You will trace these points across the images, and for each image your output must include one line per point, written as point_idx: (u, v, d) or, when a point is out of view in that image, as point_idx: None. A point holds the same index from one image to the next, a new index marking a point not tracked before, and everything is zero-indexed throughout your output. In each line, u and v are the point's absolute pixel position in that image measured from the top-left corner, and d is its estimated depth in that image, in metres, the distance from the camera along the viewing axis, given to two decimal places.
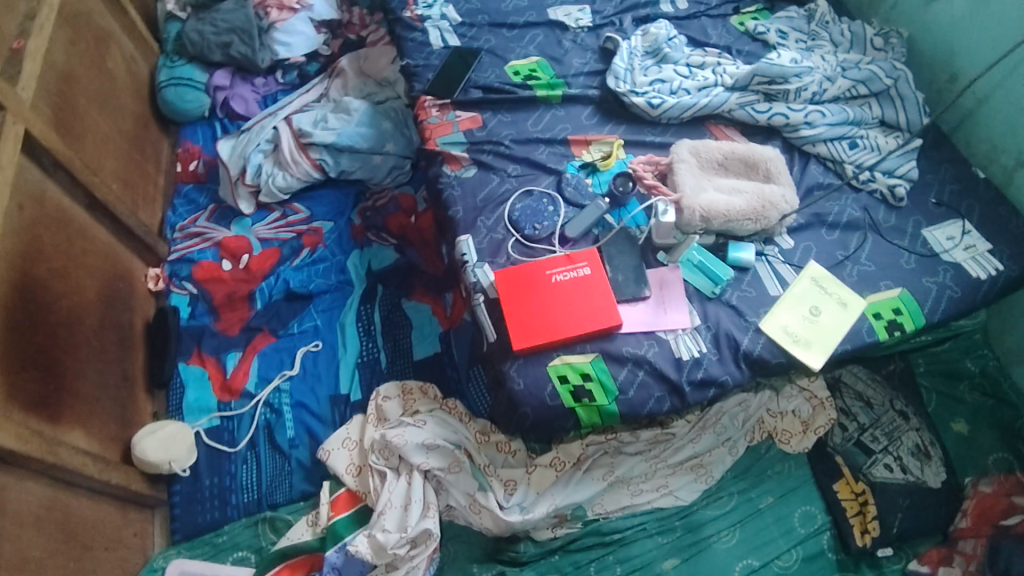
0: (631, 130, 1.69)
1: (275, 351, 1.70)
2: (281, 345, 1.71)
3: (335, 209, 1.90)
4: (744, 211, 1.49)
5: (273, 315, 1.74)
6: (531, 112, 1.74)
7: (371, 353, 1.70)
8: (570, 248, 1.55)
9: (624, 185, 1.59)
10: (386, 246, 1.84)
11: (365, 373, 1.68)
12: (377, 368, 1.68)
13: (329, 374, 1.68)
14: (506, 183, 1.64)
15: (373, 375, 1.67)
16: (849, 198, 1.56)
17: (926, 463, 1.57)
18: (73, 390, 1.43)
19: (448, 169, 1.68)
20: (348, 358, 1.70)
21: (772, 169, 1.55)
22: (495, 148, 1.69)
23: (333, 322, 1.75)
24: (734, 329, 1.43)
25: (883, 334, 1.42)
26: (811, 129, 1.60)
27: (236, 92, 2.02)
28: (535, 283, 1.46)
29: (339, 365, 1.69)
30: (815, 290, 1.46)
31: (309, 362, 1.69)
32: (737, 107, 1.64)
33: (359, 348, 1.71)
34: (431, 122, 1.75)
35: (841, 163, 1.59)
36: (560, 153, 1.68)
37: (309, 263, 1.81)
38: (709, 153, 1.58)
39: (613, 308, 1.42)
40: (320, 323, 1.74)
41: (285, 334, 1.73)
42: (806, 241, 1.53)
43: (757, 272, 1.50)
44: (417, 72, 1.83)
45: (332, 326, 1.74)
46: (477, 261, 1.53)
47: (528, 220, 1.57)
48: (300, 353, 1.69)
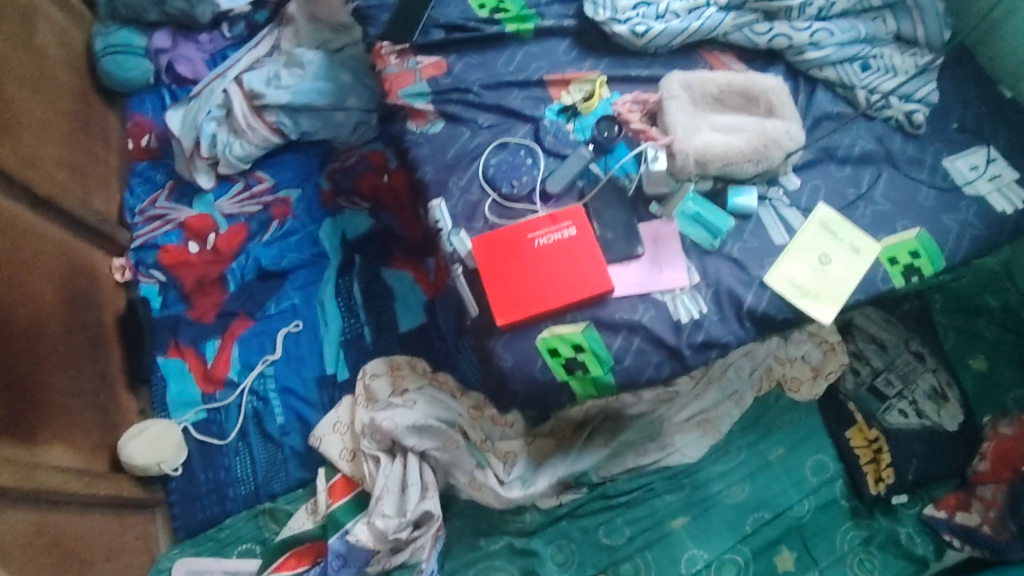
0: (615, 64, 1.52)
1: (253, 335, 1.71)
2: (259, 328, 1.71)
3: (301, 174, 1.86)
4: (743, 151, 1.33)
5: (247, 296, 1.75)
6: (500, 51, 1.57)
7: (354, 330, 1.67)
8: (553, 206, 1.40)
9: (609, 130, 1.42)
10: (360, 212, 1.80)
11: (353, 351, 1.65)
12: (363, 345, 1.65)
13: (312, 354, 1.67)
14: (478, 136, 1.49)
15: (363, 355, 1.64)
16: (858, 127, 1.43)
17: (943, 407, 1.55)
18: (48, 402, 1.47)
19: (412, 125, 1.52)
20: (332, 335, 1.67)
21: (772, 102, 1.38)
22: (463, 97, 1.52)
23: (311, 299, 1.72)
24: (737, 284, 1.31)
25: (899, 280, 1.31)
26: (817, 51, 1.45)
27: (178, 53, 1.98)
28: (519, 247, 1.33)
29: (322, 344, 1.67)
30: (824, 236, 1.33)
31: (291, 343, 1.68)
32: (733, 30, 1.48)
33: (341, 326, 1.68)
34: (391, 71, 1.59)
35: (851, 89, 1.45)
36: (537, 97, 1.51)
37: (279, 237, 1.79)
38: (703, 86, 1.40)
39: (604, 272, 1.30)
40: (298, 302, 1.72)
41: (262, 315, 1.73)
42: (814, 179, 1.39)
43: (761, 218, 1.36)
44: (371, 14, 1.66)
45: (309, 303, 1.72)
46: (452, 227, 1.40)
47: (505, 176, 1.42)
48: (281, 335, 1.68)
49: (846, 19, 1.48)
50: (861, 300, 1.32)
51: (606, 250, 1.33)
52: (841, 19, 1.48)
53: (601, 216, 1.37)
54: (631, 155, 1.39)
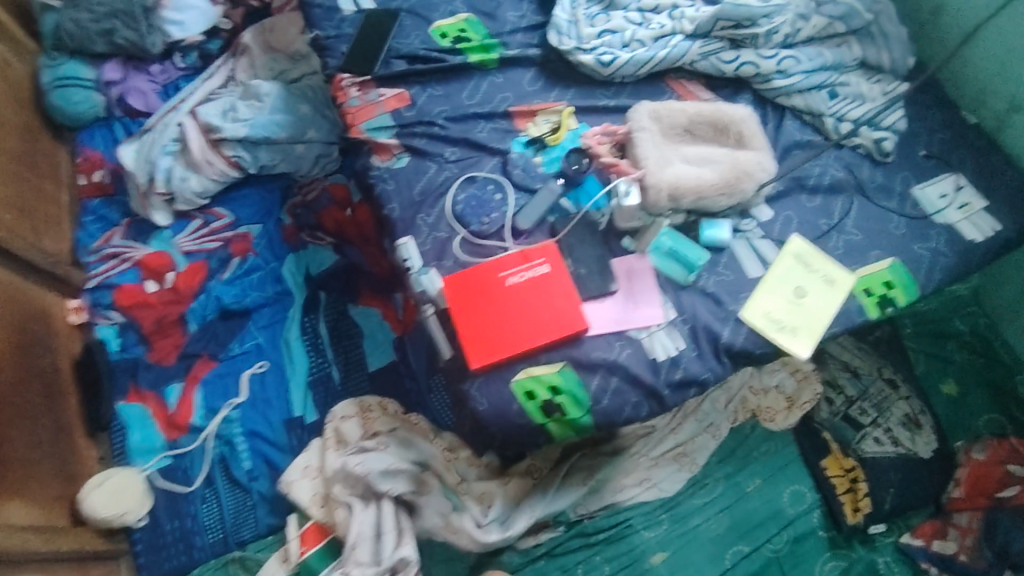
0: (582, 94, 1.50)
1: (218, 378, 1.65)
2: (223, 370, 1.66)
3: (261, 210, 1.82)
4: (714, 183, 1.31)
5: (211, 336, 1.70)
6: (464, 82, 1.55)
7: (322, 369, 1.63)
8: (524, 242, 1.37)
9: (579, 163, 1.40)
10: (324, 247, 1.77)
11: (322, 391, 1.61)
12: (332, 385, 1.61)
13: (279, 397, 1.62)
14: (444, 171, 1.45)
15: (332, 396, 1.60)
16: (827, 156, 1.42)
17: (917, 434, 1.56)
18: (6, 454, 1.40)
19: (375, 160, 1.49)
20: (299, 375, 1.63)
21: (742, 133, 1.37)
22: (427, 130, 1.49)
23: (277, 339, 1.68)
24: (713, 319, 1.29)
25: (873, 311, 1.31)
26: (785, 78, 1.44)
27: (131, 85, 1.92)
28: (490, 286, 1.29)
29: (288, 385, 1.62)
30: (798, 269, 1.32)
31: (257, 385, 1.63)
32: (699, 58, 1.46)
33: (308, 366, 1.64)
34: (352, 104, 1.55)
35: (820, 117, 1.44)
36: (504, 129, 1.49)
37: (241, 275, 1.75)
38: (672, 117, 1.39)
39: (576, 312, 1.27)
40: (262, 341, 1.68)
41: (226, 356, 1.68)
42: (786, 209, 1.38)
43: (734, 252, 1.34)
44: (328, 45, 1.62)
45: (275, 342, 1.68)
46: (422, 265, 1.36)
47: (473, 212, 1.39)
48: (245, 377, 1.63)
49: (811, 47, 1.46)
50: (836, 332, 1.31)
51: (578, 287, 1.31)
52: (807, 46, 1.46)
53: (575, 252, 1.34)
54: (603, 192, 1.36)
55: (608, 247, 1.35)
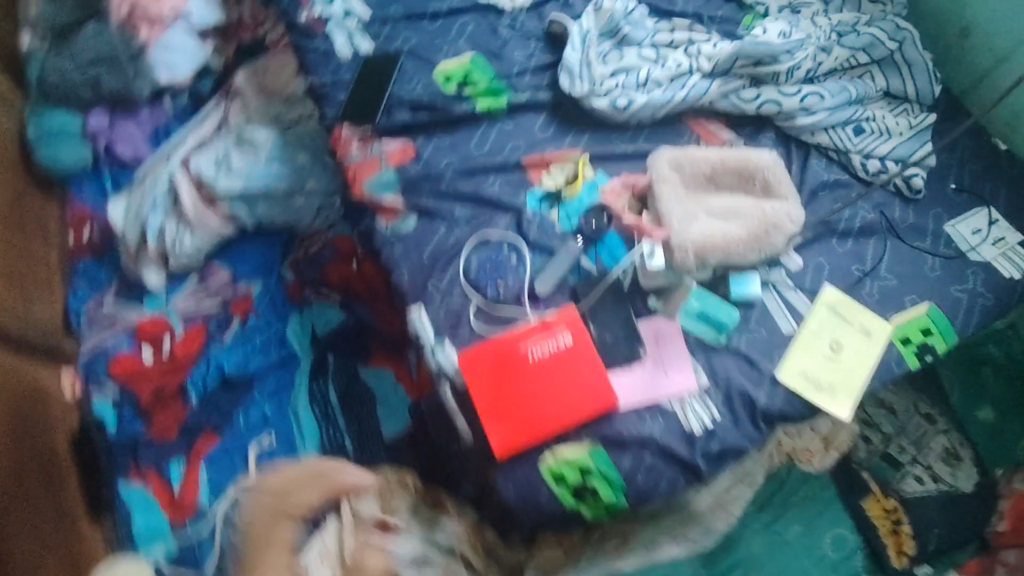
0: (596, 140, 1.41)
1: (223, 454, 1.57)
2: (228, 445, 1.58)
3: (262, 266, 1.71)
4: (744, 238, 1.24)
5: (212, 408, 1.61)
6: (473, 130, 1.44)
7: (333, 441, 1.56)
8: (543, 308, 1.30)
9: (597, 220, 1.33)
10: (330, 304, 1.67)
11: (334, 466, 1.53)
12: (344, 459, 1.53)
13: (288, 472, 1.54)
14: (455, 233, 1.36)
15: (345, 469, 1.53)
16: (860, 197, 1.34)
17: (958, 468, 1.50)
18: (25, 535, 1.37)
19: (381, 222, 1.39)
20: (308, 449, 1.55)
21: (769, 180, 1.30)
22: (435, 187, 1.39)
23: (284, 408, 1.60)
24: (747, 382, 1.22)
25: (912, 361, 1.24)
26: (809, 116, 1.37)
27: (119, 133, 1.81)
28: (511, 360, 1.22)
29: (298, 459, 1.55)
30: (833, 321, 1.25)
31: (264, 461, 1.55)
32: (719, 98, 1.39)
33: (320, 440, 1.56)
34: (352, 159, 1.44)
35: (846, 154, 1.37)
36: (516, 182, 1.39)
37: (241, 339, 1.65)
38: (694, 166, 1.31)
39: (606, 385, 1.21)
40: (270, 412, 1.60)
41: (230, 429, 1.59)
42: (818, 255, 1.31)
43: (766, 306, 1.27)
44: (326, 92, 1.50)
45: (282, 413, 1.59)
46: (434, 339, 1.28)
47: (488, 276, 1.32)
48: (253, 452, 1.56)
49: (833, 79, 1.41)
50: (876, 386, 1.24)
51: (603, 355, 1.24)
52: (829, 78, 1.41)
53: (599, 319, 1.27)
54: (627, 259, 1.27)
55: (634, 309, 1.28)
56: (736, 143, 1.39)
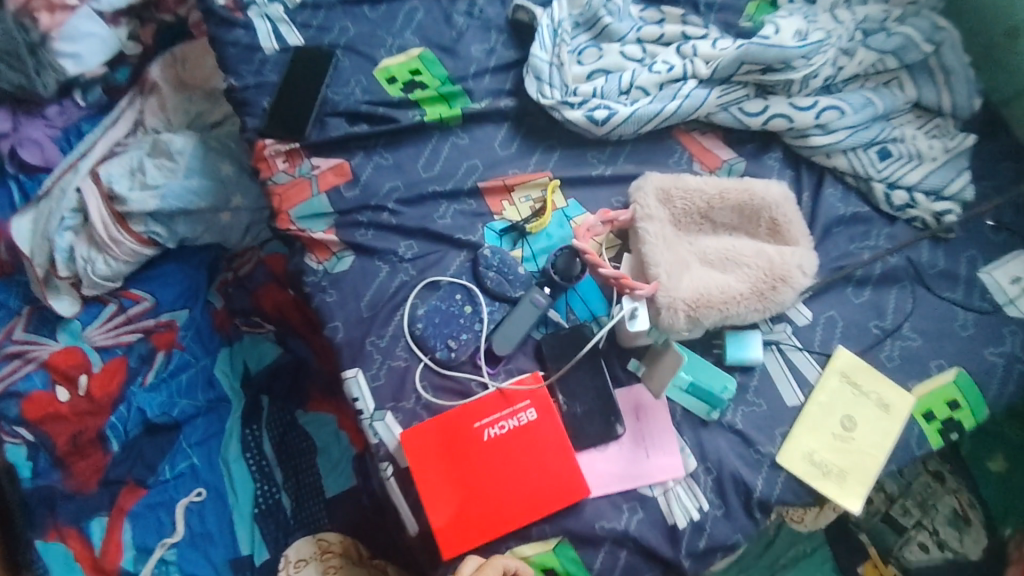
0: (568, 160, 1.18)
1: (149, 509, 1.38)
2: (154, 499, 1.38)
3: (185, 293, 1.48)
4: (745, 294, 1.01)
5: (134, 457, 1.41)
6: (421, 145, 1.18)
7: (270, 496, 1.38)
8: (501, 371, 1.09)
9: (568, 262, 1.08)
10: (263, 336, 1.47)
11: (272, 525, 1.36)
12: (283, 517, 1.36)
13: (222, 531, 1.36)
14: (399, 275, 1.13)
15: (284, 530, 1.36)
16: (879, 235, 1.16)
17: (965, 532, 1.31)
18: None
19: (311, 260, 1.15)
20: (243, 506, 1.37)
21: (777, 219, 1.07)
22: (376, 218, 1.14)
23: (214, 460, 1.41)
24: (742, 465, 1.04)
25: (935, 441, 1.06)
26: (826, 135, 1.16)
27: (24, 137, 1.52)
28: (464, 442, 1.03)
29: (232, 515, 1.37)
30: (846, 391, 1.06)
31: (195, 518, 1.37)
32: (717, 109, 1.17)
33: (254, 494, 1.38)
34: (279, 180, 1.18)
35: (869, 181, 1.17)
36: (471, 212, 1.15)
37: (163, 380, 1.44)
38: (687, 199, 1.07)
39: (575, 470, 1.02)
40: (198, 462, 1.40)
41: (155, 482, 1.40)
42: (829, 307, 1.11)
43: (768, 370, 1.08)
44: (247, 98, 1.22)
45: (212, 464, 1.41)
46: (375, 409, 1.09)
47: (437, 332, 1.09)
48: (180, 508, 1.37)
49: (854, 88, 1.20)
50: (892, 470, 1.06)
51: (575, 432, 1.05)
52: (850, 87, 1.20)
53: (568, 387, 1.06)
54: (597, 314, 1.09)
55: (609, 372, 1.08)
56: (737, 165, 1.17)
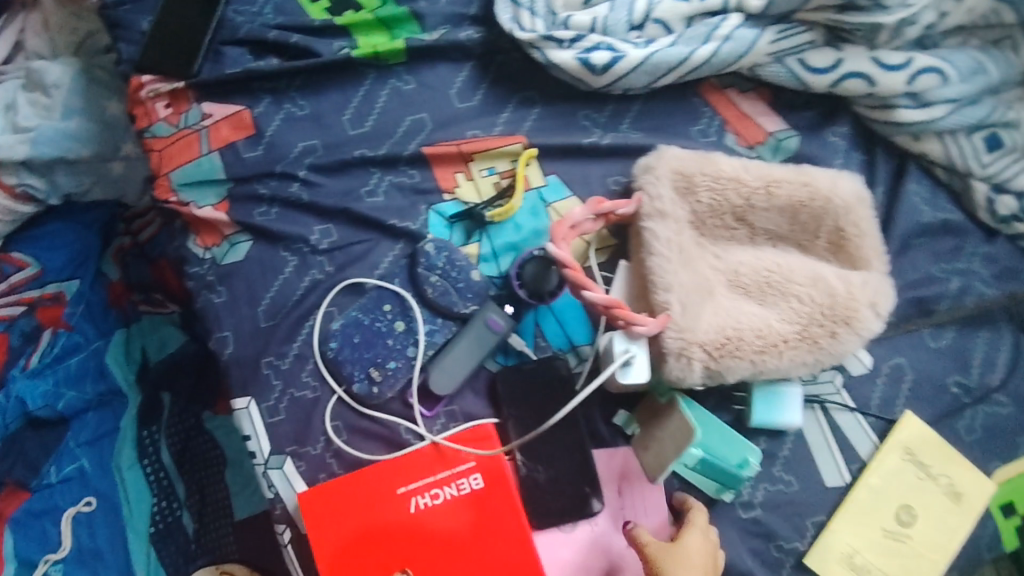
0: (550, 117, 0.85)
1: (33, 517, 1.02)
2: (38, 507, 1.03)
3: (78, 256, 1.10)
4: (790, 339, 0.71)
5: (16, 454, 1.04)
6: (350, 91, 0.85)
7: (168, 513, 1.05)
8: (442, 415, 0.79)
9: (538, 271, 0.77)
10: (168, 318, 1.13)
11: (170, 548, 1.03)
12: (182, 540, 1.04)
13: (115, 553, 1.02)
14: (309, 274, 0.82)
15: (184, 555, 1.03)
16: (974, 255, 0.84)
17: None
18: None
19: (194, 244, 0.85)
20: (138, 524, 1.03)
21: (844, 230, 0.75)
22: (281, 190, 0.83)
23: (107, 465, 1.05)
24: (756, 565, 0.76)
25: (1013, 542, 0.80)
26: (918, 109, 0.82)
27: None
28: (382, 516, 0.73)
29: (126, 535, 1.03)
30: (906, 472, 0.77)
31: (84, 537, 1.02)
32: (768, 60, 0.82)
33: (151, 510, 1.05)
34: (160, 130, 0.86)
35: (967, 178, 0.84)
36: (412, 188, 0.84)
37: (50, 364, 1.07)
38: (716, 191, 0.75)
39: (533, 564, 0.73)
40: (89, 465, 1.05)
41: (39, 486, 1.04)
42: (897, 351, 0.81)
43: (804, 437, 0.78)
44: (118, 12, 0.88)
45: (105, 469, 1.05)
46: (270, 453, 0.79)
47: (354, 356, 0.79)
48: (66, 520, 1.02)
49: (956, 44, 0.84)
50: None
51: (538, 507, 0.75)
52: (950, 42, 0.84)
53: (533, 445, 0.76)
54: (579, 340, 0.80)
55: (586, 430, 0.77)
56: (789, 140, 0.84)
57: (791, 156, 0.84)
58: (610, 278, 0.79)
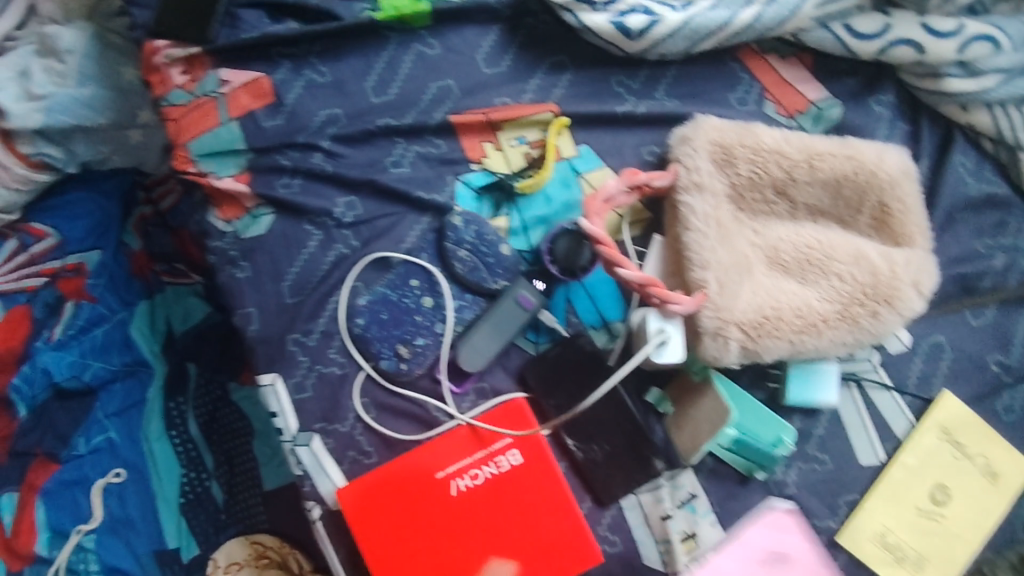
0: (582, 84, 0.82)
1: (63, 487, 1.01)
2: (69, 477, 1.02)
3: (96, 228, 1.08)
4: (830, 318, 0.69)
5: (45, 425, 1.03)
6: (372, 56, 0.82)
7: (197, 484, 1.06)
8: (471, 391, 0.78)
9: (570, 247, 0.75)
10: (190, 288, 1.12)
11: (200, 518, 1.04)
12: (212, 509, 1.05)
13: (147, 521, 1.02)
14: (334, 248, 0.80)
15: (214, 524, 1.04)
16: (1018, 230, 0.81)
17: None
18: None
19: (215, 218, 0.83)
20: (167, 494, 1.04)
21: (889, 206, 0.73)
22: (304, 161, 0.81)
23: (136, 436, 1.05)
24: None
25: None
26: (967, 79, 0.79)
27: None
28: (425, 504, 0.73)
29: (156, 504, 1.03)
30: (944, 452, 0.76)
31: (115, 505, 1.02)
32: (813, 25, 0.79)
33: (181, 481, 1.05)
34: (176, 98, 0.84)
35: (1014, 150, 0.81)
36: (439, 158, 0.81)
37: (75, 335, 1.05)
38: (755, 163, 0.72)
39: (579, 539, 0.73)
40: (117, 436, 1.04)
41: (69, 456, 1.03)
42: (937, 329, 0.79)
43: (840, 416, 0.77)
44: None
45: (134, 440, 1.05)
46: (298, 431, 0.78)
47: (382, 333, 0.78)
48: (95, 491, 1.01)
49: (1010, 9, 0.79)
50: (984, 557, 0.78)
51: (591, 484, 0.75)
52: (1004, 7, 0.79)
53: (573, 423, 0.76)
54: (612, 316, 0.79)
55: (636, 409, 0.76)
56: (831, 110, 0.81)
57: (833, 127, 0.81)
58: (644, 253, 0.77)
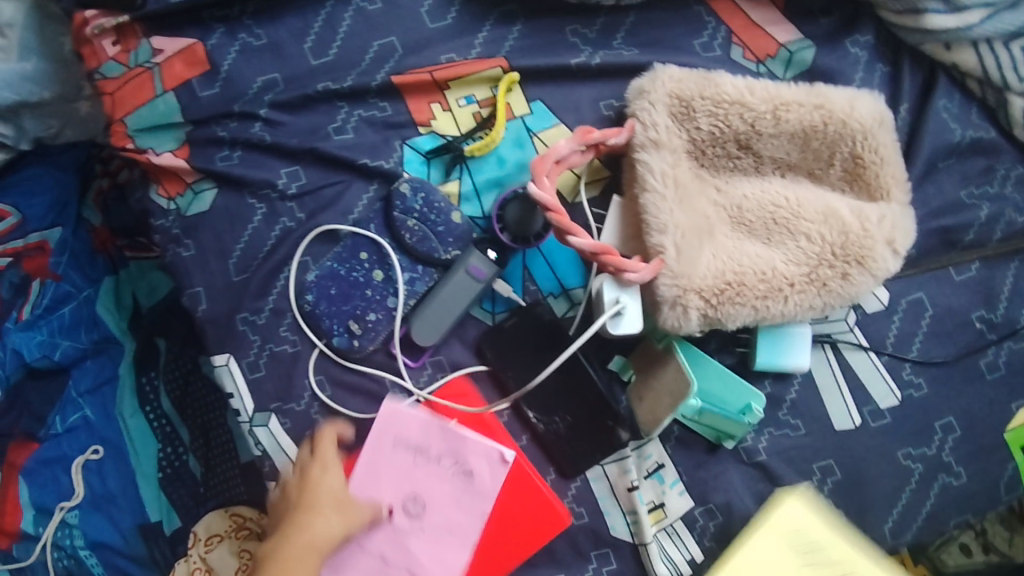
0: (534, 35, 0.76)
1: (44, 466, 0.94)
2: (49, 455, 0.94)
3: (58, 202, 0.98)
4: (796, 280, 0.65)
5: (21, 406, 0.95)
6: (310, 14, 0.76)
7: (175, 458, 0.97)
8: (428, 365, 0.75)
9: (522, 215, 0.72)
10: (155, 263, 1.03)
11: (180, 491, 0.96)
12: (192, 483, 0.96)
13: (130, 496, 0.95)
14: (279, 222, 0.77)
15: (194, 497, 0.96)
16: (1006, 178, 0.76)
17: None
18: None
19: (157, 196, 0.79)
20: (146, 468, 0.96)
21: (861, 156, 0.68)
22: (243, 132, 0.77)
23: (111, 414, 0.97)
24: (761, 512, 0.72)
25: None
26: (951, 13, 0.72)
27: None
28: None
29: (138, 479, 0.96)
30: (787, 561, 0.63)
31: (96, 480, 0.95)
32: None
33: (160, 453, 0.97)
34: (109, 70, 0.78)
35: (1003, 92, 0.75)
36: (385, 122, 0.76)
37: (43, 315, 0.96)
38: (716, 117, 0.67)
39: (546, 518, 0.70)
40: (93, 414, 0.96)
41: (47, 436, 0.95)
42: (917, 285, 0.75)
43: (813, 378, 0.73)
44: None
45: (109, 416, 0.97)
46: (254, 411, 0.76)
47: (333, 309, 0.75)
48: (76, 469, 0.94)
49: None
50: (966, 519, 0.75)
51: (557, 457, 0.73)
52: None
53: (536, 396, 0.73)
54: (569, 282, 0.75)
55: (599, 378, 0.73)
56: (803, 52, 0.75)
57: (806, 71, 0.75)
58: (603, 216, 0.72)
